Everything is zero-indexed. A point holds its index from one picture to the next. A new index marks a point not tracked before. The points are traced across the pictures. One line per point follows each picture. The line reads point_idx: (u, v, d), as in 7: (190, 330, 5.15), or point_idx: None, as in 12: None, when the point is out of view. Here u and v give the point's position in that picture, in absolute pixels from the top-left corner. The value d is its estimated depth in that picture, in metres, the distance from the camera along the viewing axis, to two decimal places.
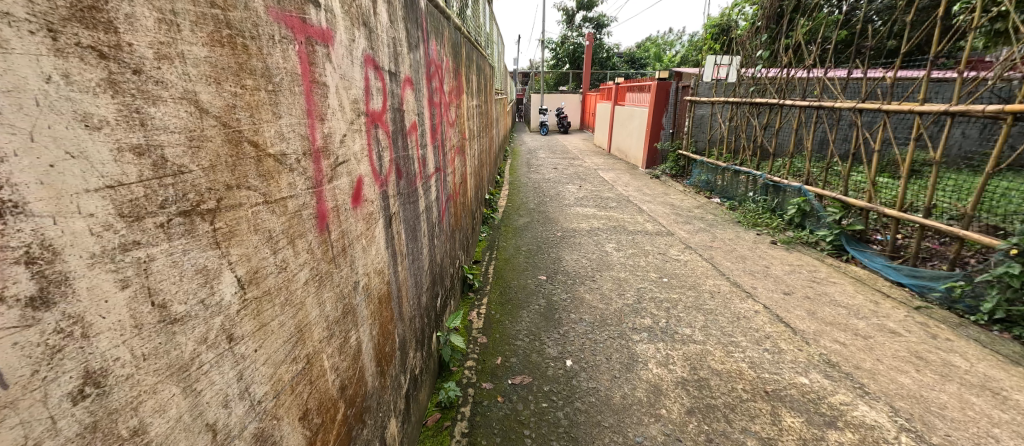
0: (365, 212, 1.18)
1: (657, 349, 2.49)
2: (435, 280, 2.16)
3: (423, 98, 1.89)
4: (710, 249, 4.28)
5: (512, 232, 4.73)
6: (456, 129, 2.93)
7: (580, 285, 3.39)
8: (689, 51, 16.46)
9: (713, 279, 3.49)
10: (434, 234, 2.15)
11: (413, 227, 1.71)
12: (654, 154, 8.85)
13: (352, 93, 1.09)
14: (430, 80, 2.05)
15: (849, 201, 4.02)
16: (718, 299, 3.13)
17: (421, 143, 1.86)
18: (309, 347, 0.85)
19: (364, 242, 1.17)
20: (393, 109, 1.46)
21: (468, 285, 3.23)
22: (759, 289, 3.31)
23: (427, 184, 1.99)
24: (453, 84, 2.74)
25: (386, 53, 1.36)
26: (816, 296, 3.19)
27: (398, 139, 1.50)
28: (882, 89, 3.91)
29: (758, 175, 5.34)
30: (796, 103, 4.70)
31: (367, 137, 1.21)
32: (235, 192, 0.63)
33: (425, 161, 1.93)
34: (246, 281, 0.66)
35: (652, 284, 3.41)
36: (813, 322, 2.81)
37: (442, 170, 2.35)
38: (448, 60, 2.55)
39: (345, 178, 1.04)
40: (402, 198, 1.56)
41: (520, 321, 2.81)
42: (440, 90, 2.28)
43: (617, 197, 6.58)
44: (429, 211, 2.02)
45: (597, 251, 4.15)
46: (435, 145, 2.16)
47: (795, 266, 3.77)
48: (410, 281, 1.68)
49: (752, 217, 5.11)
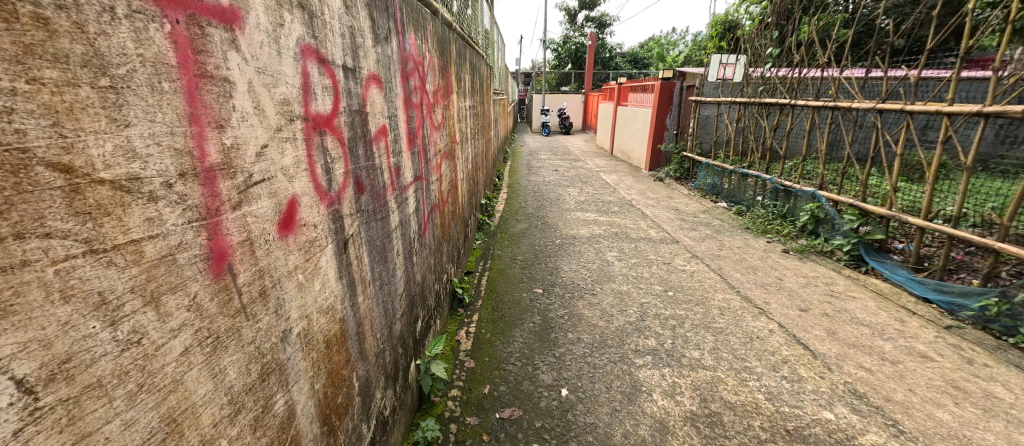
0: (303, 239, 0.94)
1: (662, 376, 2.24)
2: (413, 302, 1.92)
3: (396, 99, 1.65)
4: (718, 259, 4.02)
5: (509, 240, 4.50)
6: (444, 132, 2.69)
7: (578, 299, 3.14)
8: (692, 50, 16.14)
9: (722, 293, 3.24)
10: (413, 251, 1.92)
11: (381, 248, 1.47)
12: (659, 155, 8.58)
13: (278, 91, 0.85)
14: (407, 78, 1.82)
15: (868, 208, 3.76)
16: (728, 316, 2.88)
17: (394, 150, 1.63)
18: (189, 440, 0.63)
19: (302, 278, 0.94)
20: (352, 111, 1.23)
21: (457, 300, 3.00)
22: (773, 305, 3.06)
23: (403, 196, 1.76)
24: (440, 83, 2.52)
25: (339, 43, 1.13)
26: (835, 313, 2.94)
27: (359, 147, 1.27)
28: (904, 89, 3.64)
29: (767, 180, 5.08)
30: (810, 104, 4.44)
31: (309, 147, 0.98)
32: (12, 246, 0.41)
33: (400, 170, 1.70)
34: (40, 380, 0.44)
35: (656, 299, 3.16)
36: (835, 344, 2.56)
37: (424, 177, 2.11)
38: (433, 58, 2.32)
39: (265, 200, 0.81)
40: (365, 215, 1.33)
41: (512, 341, 2.58)
42: (421, 89, 2.05)
43: (619, 201, 6.33)
44: (405, 225, 1.78)
45: (598, 261, 3.90)
46: (414, 152, 1.93)
47: (810, 278, 3.53)
48: (377, 311, 1.45)
49: (762, 223, 4.87)
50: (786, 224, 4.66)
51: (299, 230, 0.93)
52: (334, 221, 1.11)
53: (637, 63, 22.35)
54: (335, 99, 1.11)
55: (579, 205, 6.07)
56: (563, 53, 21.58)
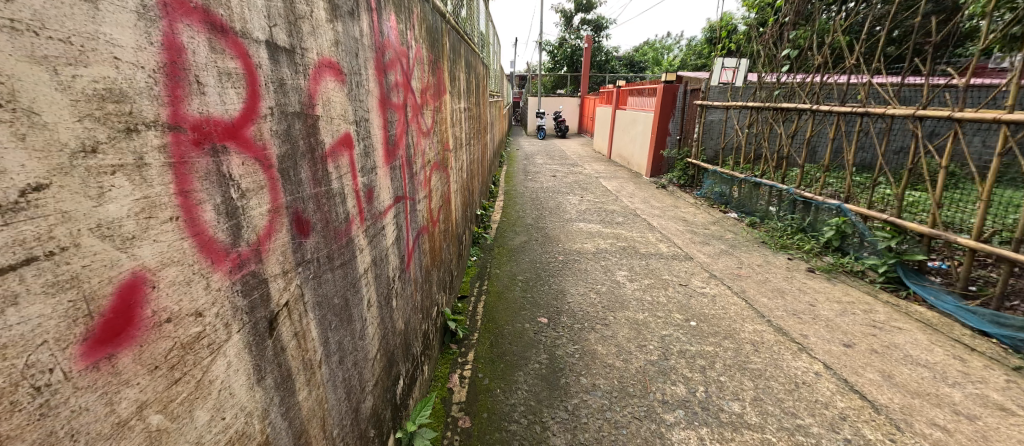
0: (160, 347, 0.52)
1: (700, 441, 1.84)
2: (392, 359, 1.49)
3: (367, 96, 1.23)
4: (738, 279, 3.63)
5: (507, 256, 4.07)
6: (435, 138, 2.27)
7: (589, 332, 2.73)
8: (689, 53, 15.94)
9: (753, 324, 2.84)
10: (393, 295, 1.50)
11: (342, 307, 1.04)
12: (661, 161, 8.19)
13: (84, 75, 0.43)
14: (386, 70, 1.40)
15: (905, 225, 3.39)
16: (764, 354, 2.48)
17: (364, 168, 1.21)
18: None
19: (160, 420, 0.51)
20: (286, 113, 0.80)
21: (449, 334, 2.58)
22: (812, 340, 2.66)
23: (377, 226, 1.33)
24: (429, 80, 2.09)
25: (259, 5, 0.71)
26: (885, 350, 2.56)
27: (300, 168, 0.85)
28: (948, 95, 3.27)
29: (785, 190, 4.71)
30: (835, 110, 4.06)
31: (186, 179, 0.55)
32: None
33: (373, 193, 1.28)
34: None
35: (677, 331, 2.76)
36: (896, 392, 2.17)
37: (407, 196, 1.69)
38: (420, 49, 1.90)
39: (39, 301, 0.39)
40: (313, 266, 0.90)
41: (515, 390, 2.16)
42: (403, 86, 1.62)
43: (623, 210, 5.94)
44: (380, 264, 1.35)
45: (607, 282, 3.49)
46: (396, 167, 1.51)
47: (846, 304, 3.14)
48: (335, 397, 1.02)
49: (779, 237, 4.50)
50: (807, 239, 4.29)
51: (151, 333, 0.50)
52: (248, 291, 0.68)
53: (634, 67, 22.12)
54: (248, 93, 0.69)
55: (581, 215, 5.66)
56: (560, 56, 21.25)
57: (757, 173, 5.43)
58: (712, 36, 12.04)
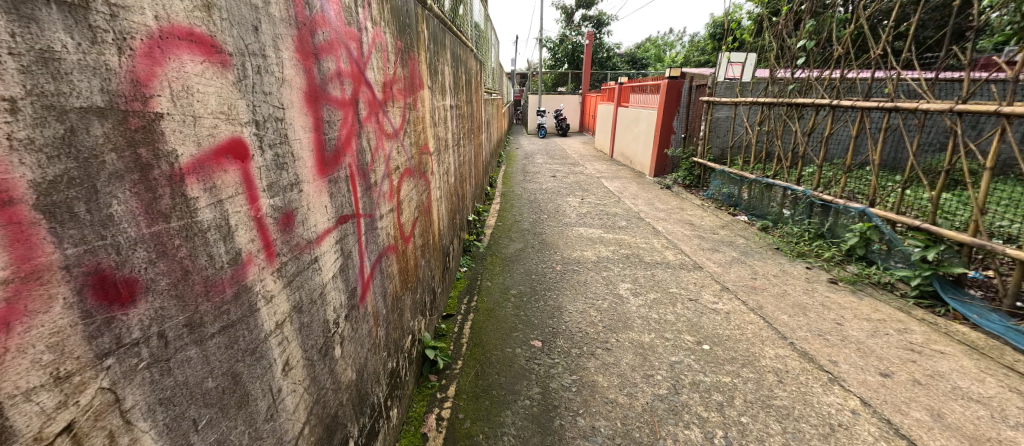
0: None
1: None
2: (334, 425, 1.17)
3: (281, 85, 0.90)
4: (754, 292, 3.29)
5: (500, 266, 3.73)
6: (408, 138, 1.95)
7: (588, 358, 2.40)
8: (691, 50, 15.56)
9: (774, 348, 2.51)
10: (336, 343, 1.17)
11: (224, 391, 0.72)
12: (664, 160, 7.85)
13: None
14: (320, 55, 1.07)
15: (941, 233, 3.05)
16: (790, 387, 2.16)
17: (276, 184, 0.88)
18: None
19: None
20: (64, 107, 0.48)
21: (429, 363, 2.26)
22: (844, 368, 2.33)
23: (304, 260, 1.00)
24: (397, 72, 1.77)
25: None
26: (930, 381, 2.23)
27: (106, 198, 0.52)
28: (993, 88, 2.91)
29: (801, 192, 4.37)
30: (857, 105, 3.71)
31: None
32: None
33: (294, 217, 0.95)
34: None
35: (689, 356, 2.43)
36: (950, 438, 1.86)
37: (360, 213, 1.36)
38: (382, 34, 1.57)
39: None
40: (148, 349, 0.58)
41: (501, 436, 1.85)
42: (353, 77, 1.29)
43: (625, 213, 5.60)
44: (310, 307, 1.02)
45: (609, 297, 3.16)
46: (339, 179, 1.18)
47: (876, 323, 2.81)
48: None
49: (796, 243, 4.16)
50: (827, 246, 3.95)
51: None
52: None
53: (636, 64, 21.69)
54: None
55: (581, 218, 5.32)
56: (561, 53, 20.86)
57: (769, 174, 5.08)
58: (716, 31, 11.62)
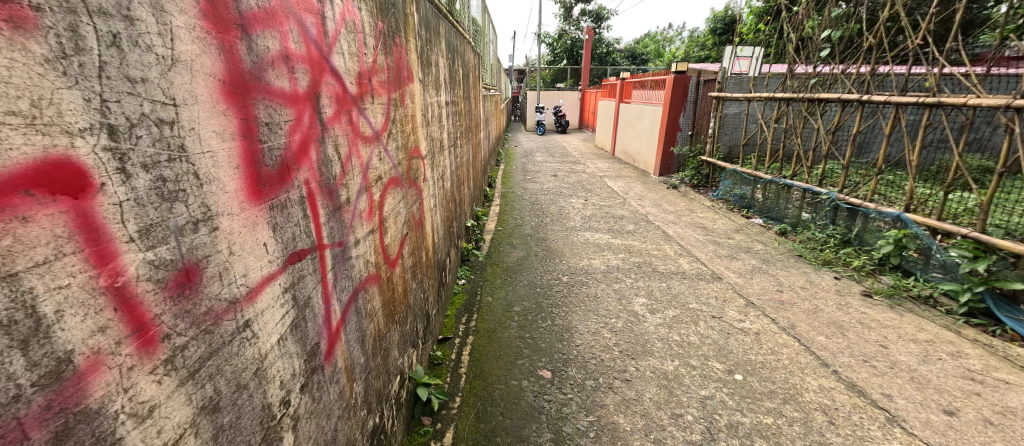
0: None
1: None
2: None
3: (169, 66, 0.56)
4: (782, 307, 2.97)
5: (500, 278, 3.41)
6: (394, 139, 1.63)
7: (606, 393, 2.08)
8: (691, 45, 15.19)
9: (817, 378, 2.20)
10: (284, 430, 0.84)
11: None
12: (670, 158, 7.45)
13: None
14: (249, 27, 0.74)
15: (994, 243, 2.73)
16: (844, 430, 1.85)
17: (160, 225, 0.55)
18: None
19: None
20: None
21: (422, 403, 1.95)
22: (900, 404, 2.01)
23: (223, 333, 0.67)
24: (378, 61, 1.44)
25: None
26: (1003, 420, 1.92)
27: None
28: None
29: (824, 195, 4.05)
30: (891, 100, 3.39)
31: None
32: None
33: (201, 272, 0.62)
34: None
35: (722, 389, 2.11)
36: None
37: (325, 244, 1.03)
38: (354, 9, 1.24)
39: None
40: None
41: None
42: (310, 63, 0.96)
43: (633, 216, 5.27)
44: (233, 396, 0.69)
45: (623, 315, 2.83)
46: (287, 203, 0.85)
47: (925, 345, 2.50)
48: None
49: (820, 250, 3.85)
50: (855, 254, 3.64)
51: None
52: None
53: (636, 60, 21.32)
54: None
55: (586, 222, 4.99)
56: (559, 49, 20.45)
57: (787, 174, 4.76)
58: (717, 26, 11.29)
